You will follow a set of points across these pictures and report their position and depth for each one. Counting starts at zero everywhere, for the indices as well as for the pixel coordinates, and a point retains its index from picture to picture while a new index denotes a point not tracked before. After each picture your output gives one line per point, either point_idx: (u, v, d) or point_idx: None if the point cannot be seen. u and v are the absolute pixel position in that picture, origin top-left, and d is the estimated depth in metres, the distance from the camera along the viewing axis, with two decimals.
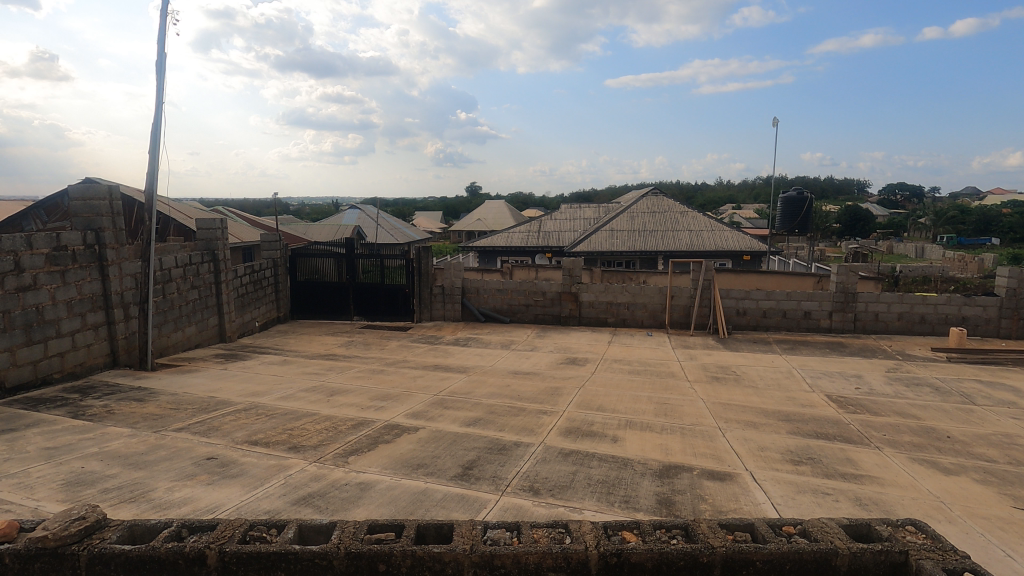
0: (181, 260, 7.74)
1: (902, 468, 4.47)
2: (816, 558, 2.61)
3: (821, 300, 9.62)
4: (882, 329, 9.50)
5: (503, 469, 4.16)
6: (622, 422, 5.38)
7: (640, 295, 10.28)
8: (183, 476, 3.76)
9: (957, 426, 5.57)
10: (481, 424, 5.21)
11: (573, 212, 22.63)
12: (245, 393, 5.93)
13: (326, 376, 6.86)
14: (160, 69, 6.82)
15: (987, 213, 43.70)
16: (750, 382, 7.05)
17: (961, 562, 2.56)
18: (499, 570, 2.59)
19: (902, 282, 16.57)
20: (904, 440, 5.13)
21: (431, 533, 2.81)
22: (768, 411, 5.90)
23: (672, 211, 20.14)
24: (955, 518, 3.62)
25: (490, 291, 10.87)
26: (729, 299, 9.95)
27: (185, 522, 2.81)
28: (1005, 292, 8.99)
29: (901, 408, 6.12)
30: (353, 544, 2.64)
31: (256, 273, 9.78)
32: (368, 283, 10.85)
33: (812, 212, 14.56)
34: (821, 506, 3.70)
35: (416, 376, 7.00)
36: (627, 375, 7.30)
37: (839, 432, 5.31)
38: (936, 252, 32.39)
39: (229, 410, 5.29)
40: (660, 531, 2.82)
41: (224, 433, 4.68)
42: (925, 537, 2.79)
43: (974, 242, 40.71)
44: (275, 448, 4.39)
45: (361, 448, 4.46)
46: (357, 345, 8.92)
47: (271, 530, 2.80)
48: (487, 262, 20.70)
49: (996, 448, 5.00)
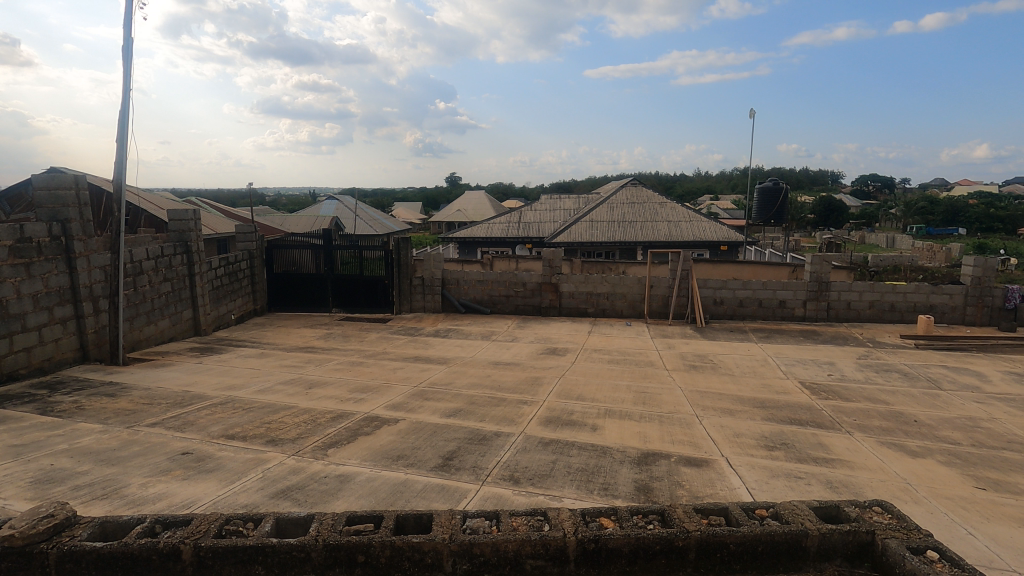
0: (153, 252, 7.55)
1: (871, 451, 4.62)
2: (787, 540, 2.68)
3: (795, 289, 9.82)
4: (854, 317, 9.74)
5: (483, 459, 4.16)
6: (601, 411, 5.44)
7: (620, 285, 10.34)
8: (157, 471, 3.70)
9: (924, 410, 5.77)
10: (462, 415, 5.21)
11: (552, 203, 22.62)
12: (221, 387, 5.84)
13: (304, 368, 6.80)
14: (127, 57, 6.61)
15: (955, 204, 44.87)
16: (727, 370, 7.17)
17: (925, 541, 2.65)
18: (479, 558, 2.61)
19: (874, 272, 16.94)
20: (874, 425, 5.29)
21: (410, 523, 2.83)
22: (743, 399, 6.01)
23: (651, 203, 20.29)
24: (921, 499, 3.75)
25: (470, 282, 10.85)
26: (706, 289, 10.08)
27: (159, 518, 2.77)
28: (971, 281, 9.27)
29: (871, 393, 6.29)
30: (331, 535, 2.62)
31: (231, 265, 9.58)
32: (347, 275, 10.72)
33: (787, 203, 14.77)
34: (794, 489, 3.80)
35: (396, 368, 6.98)
36: (607, 365, 7.36)
37: (811, 417, 5.44)
38: (906, 241, 33.09)
39: (204, 405, 5.20)
40: (637, 517, 2.87)
41: (200, 427, 4.60)
42: (890, 517, 2.88)
43: (941, 233, 41.63)
44: (252, 442, 4.34)
45: (341, 441, 4.43)
46: (336, 337, 8.83)
47: (248, 524, 2.78)
48: (467, 254, 20.62)
49: (960, 431, 5.17)
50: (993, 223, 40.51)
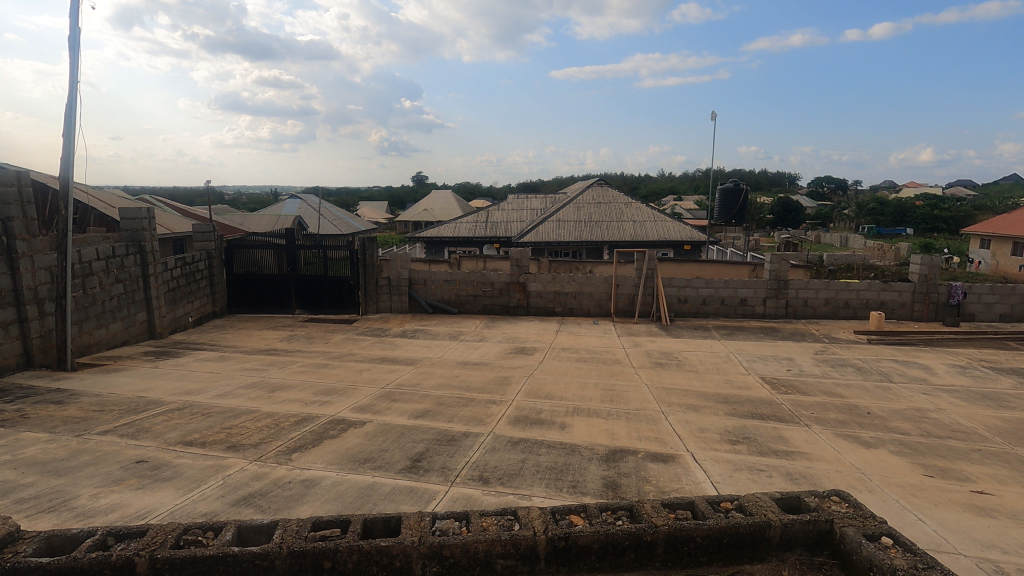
0: (104, 252, 7.22)
1: (828, 443, 4.78)
2: (751, 531, 2.74)
3: (756, 287, 10.10)
4: (811, 314, 10.08)
5: (452, 459, 4.14)
6: (569, 409, 5.48)
7: (587, 284, 10.44)
8: (110, 481, 3.54)
9: (876, 402, 6.01)
10: (430, 415, 5.16)
11: (519, 203, 22.64)
12: (178, 391, 5.62)
13: (267, 371, 6.62)
14: (73, 47, 6.29)
15: (903, 206, 46.97)
16: (691, 366, 7.32)
17: (880, 528, 2.75)
18: (448, 560, 2.58)
19: (829, 270, 17.56)
20: (830, 417, 5.48)
21: (378, 527, 2.77)
22: (707, 394, 6.15)
23: (616, 203, 20.54)
24: (875, 488, 3.90)
25: (437, 282, 10.76)
26: (671, 287, 10.26)
27: (111, 530, 2.65)
28: (918, 278, 9.72)
29: (827, 387, 6.52)
30: (296, 542, 2.55)
31: (188, 265, 9.26)
32: (311, 275, 10.49)
33: (747, 204, 15.17)
34: (756, 482, 3.91)
35: (362, 369, 6.86)
36: (574, 363, 7.41)
37: (772, 411, 5.61)
38: (859, 241, 34.43)
39: (160, 411, 5.00)
40: (606, 513, 2.89)
41: (156, 434, 4.42)
42: (848, 505, 2.98)
43: (891, 233, 43.46)
44: (212, 448, 4.20)
45: (305, 445, 4.33)
46: (299, 339, 8.63)
47: (207, 533, 2.68)
48: (434, 253, 20.45)
49: (909, 421, 5.41)
50: (938, 224, 42.57)
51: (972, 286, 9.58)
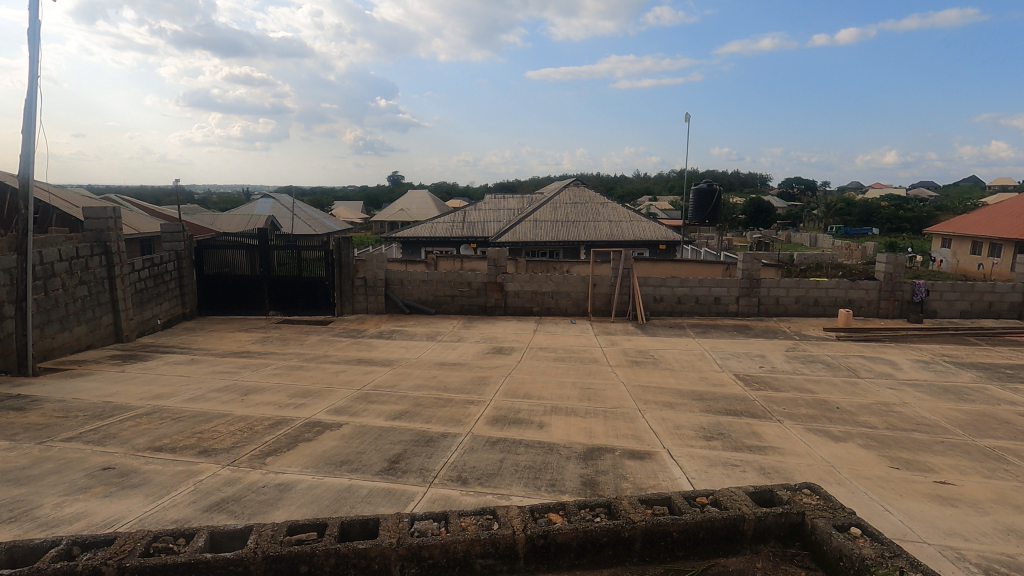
0: (67, 252, 6.99)
1: (799, 438, 4.90)
2: (726, 525, 2.79)
3: (729, 286, 10.29)
4: (782, 312, 10.30)
5: (430, 460, 4.11)
6: (548, 408, 5.50)
7: (565, 284, 10.49)
8: (74, 489, 3.43)
9: (845, 397, 6.18)
10: (407, 417, 5.12)
11: (496, 203, 22.63)
12: (146, 396, 5.47)
13: (240, 374, 6.49)
14: (33, 39, 6.07)
15: (869, 206, 48.36)
16: (667, 364, 7.42)
17: (849, 518, 2.82)
18: (427, 561, 2.56)
19: (800, 269, 17.98)
20: (801, 413, 5.61)
21: (355, 530, 2.74)
22: (682, 392, 6.23)
23: (593, 203, 20.69)
24: (844, 481, 4.01)
25: (414, 283, 10.68)
26: (647, 287, 10.38)
27: (76, 539, 2.56)
28: (884, 276, 10.01)
29: (798, 383, 6.67)
30: (271, 547, 2.51)
31: (156, 266, 9.01)
32: (284, 276, 10.31)
33: (720, 204, 15.43)
34: (731, 477, 3.98)
35: (338, 371, 6.78)
36: (552, 363, 7.44)
37: (745, 408, 5.72)
38: (828, 240, 35.35)
39: (127, 415, 4.86)
40: (585, 510, 2.91)
41: (123, 440, 4.29)
42: (818, 498, 3.06)
43: (858, 232, 44.70)
44: (183, 453, 4.10)
45: (280, 448, 4.25)
46: (273, 341, 8.48)
47: (178, 540, 2.62)
48: (411, 253, 20.30)
49: (876, 416, 5.58)
50: (902, 224, 43.98)
51: (935, 284, 9.92)
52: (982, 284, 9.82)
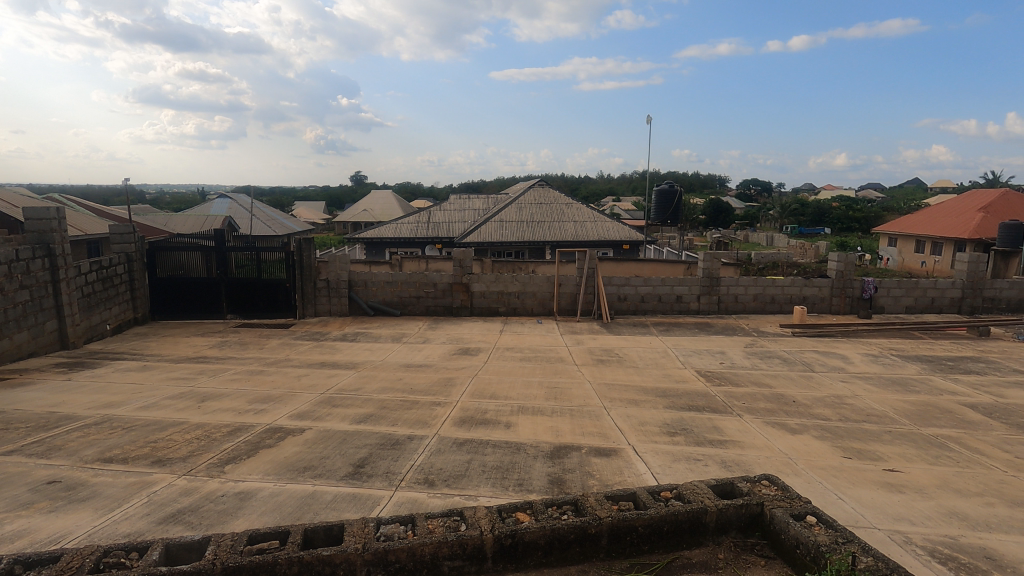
0: (7, 255, 6.62)
1: (758, 431, 5.05)
2: (689, 518, 2.85)
3: (690, 285, 10.53)
4: (741, 310, 10.61)
5: (397, 464, 4.06)
6: (514, 408, 5.51)
7: (530, 284, 10.53)
8: (16, 506, 3.24)
9: (801, 391, 6.41)
10: (373, 420, 5.05)
11: (461, 203, 22.54)
12: (95, 405, 5.22)
13: (196, 380, 6.26)
14: None
15: (822, 207, 50.31)
16: (631, 362, 7.54)
17: (804, 507, 2.93)
18: (394, 565, 2.52)
19: (758, 268, 18.56)
20: (760, 407, 5.79)
21: (319, 537, 2.68)
22: (647, 389, 6.35)
23: (558, 203, 20.85)
24: (800, 471, 4.15)
25: (379, 284, 10.53)
26: (611, 286, 10.52)
27: (18, 558, 2.42)
28: (836, 274, 10.43)
29: (757, 378, 6.88)
30: (231, 557, 2.43)
31: (105, 269, 8.61)
32: (243, 278, 10.02)
33: (681, 205, 15.78)
34: (693, 471, 4.08)
35: (300, 375, 6.62)
36: (519, 363, 7.46)
37: (707, 403, 5.87)
38: (784, 240, 36.61)
39: (75, 426, 4.62)
40: (552, 508, 2.93)
41: (71, 452, 4.09)
42: (776, 488, 3.16)
43: (812, 232, 46.41)
44: (135, 464, 3.93)
45: (240, 456, 4.13)
46: (231, 346, 8.23)
47: (131, 554, 2.51)
48: (375, 254, 20.00)
49: (830, 408, 5.81)
50: (851, 224, 45.95)
51: (882, 281, 10.40)
52: (925, 281, 10.34)
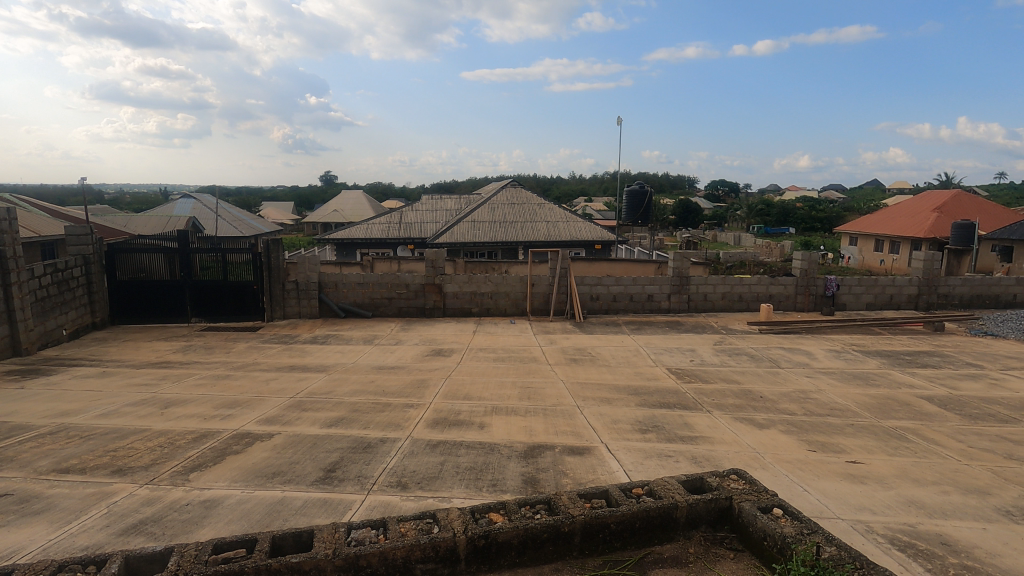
0: None
1: (727, 427, 5.15)
2: (660, 513, 2.89)
3: (661, 284, 10.69)
4: (710, 308, 10.81)
5: (369, 467, 4.01)
6: (488, 408, 5.50)
7: (504, 284, 10.54)
8: None
9: (767, 386, 6.57)
10: (344, 423, 4.97)
11: (434, 203, 22.37)
12: (50, 414, 5.00)
13: (160, 386, 6.06)
14: None
15: (787, 207, 51.68)
16: (604, 361, 7.61)
17: (771, 500, 3.00)
18: (365, 570, 2.49)
19: (726, 267, 18.95)
20: (728, 403, 5.91)
21: (288, 543, 2.62)
22: (619, 387, 6.41)
23: (530, 204, 20.90)
24: (768, 465, 4.25)
25: (349, 285, 10.37)
26: (584, 286, 10.60)
27: None
28: (800, 273, 10.73)
29: (726, 375, 7.03)
30: (195, 567, 2.36)
31: (60, 272, 8.27)
32: (208, 280, 9.76)
33: (652, 205, 15.99)
34: (664, 467, 4.13)
35: (269, 379, 6.48)
36: (492, 363, 7.45)
37: (677, 400, 5.96)
38: (750, 240, 37.49)
39: (28, 436, 4.42)
40: (525, 508, 2.93)
41: (24, 463, 3.91)
42: (744, 482, 3.22)
43: (778, 232, 47.63)
44: (93, 474, 3.78)
45: (205, 463, 4.02)
46: (196, 350, 8.00)
47: (89, 567, 2.41)
48: (346, 255, 19.70)
49: (795, 403, 5.97)
50: (815, 224, 47.35)
51: (844, 279, 10.73)
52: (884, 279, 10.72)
